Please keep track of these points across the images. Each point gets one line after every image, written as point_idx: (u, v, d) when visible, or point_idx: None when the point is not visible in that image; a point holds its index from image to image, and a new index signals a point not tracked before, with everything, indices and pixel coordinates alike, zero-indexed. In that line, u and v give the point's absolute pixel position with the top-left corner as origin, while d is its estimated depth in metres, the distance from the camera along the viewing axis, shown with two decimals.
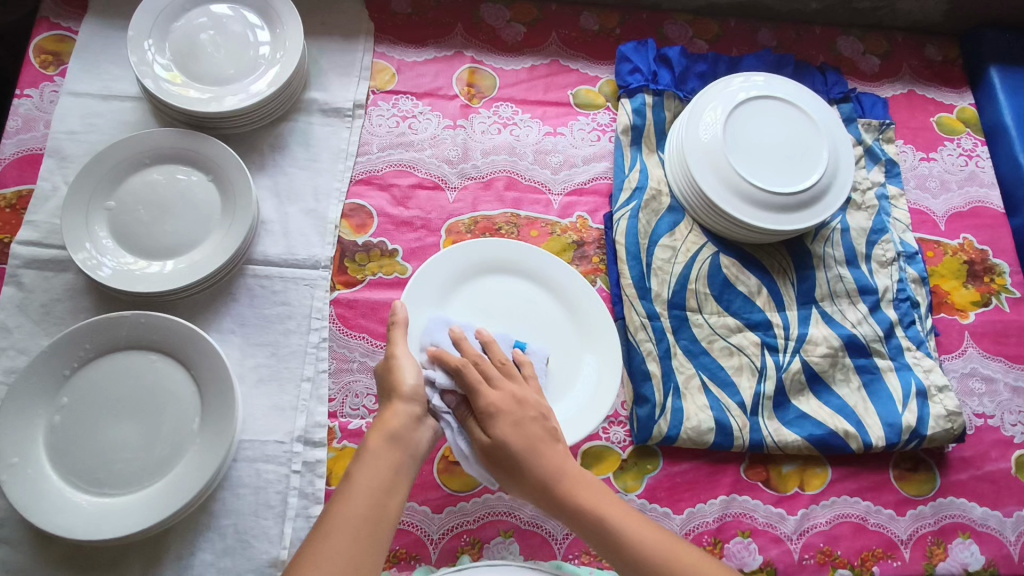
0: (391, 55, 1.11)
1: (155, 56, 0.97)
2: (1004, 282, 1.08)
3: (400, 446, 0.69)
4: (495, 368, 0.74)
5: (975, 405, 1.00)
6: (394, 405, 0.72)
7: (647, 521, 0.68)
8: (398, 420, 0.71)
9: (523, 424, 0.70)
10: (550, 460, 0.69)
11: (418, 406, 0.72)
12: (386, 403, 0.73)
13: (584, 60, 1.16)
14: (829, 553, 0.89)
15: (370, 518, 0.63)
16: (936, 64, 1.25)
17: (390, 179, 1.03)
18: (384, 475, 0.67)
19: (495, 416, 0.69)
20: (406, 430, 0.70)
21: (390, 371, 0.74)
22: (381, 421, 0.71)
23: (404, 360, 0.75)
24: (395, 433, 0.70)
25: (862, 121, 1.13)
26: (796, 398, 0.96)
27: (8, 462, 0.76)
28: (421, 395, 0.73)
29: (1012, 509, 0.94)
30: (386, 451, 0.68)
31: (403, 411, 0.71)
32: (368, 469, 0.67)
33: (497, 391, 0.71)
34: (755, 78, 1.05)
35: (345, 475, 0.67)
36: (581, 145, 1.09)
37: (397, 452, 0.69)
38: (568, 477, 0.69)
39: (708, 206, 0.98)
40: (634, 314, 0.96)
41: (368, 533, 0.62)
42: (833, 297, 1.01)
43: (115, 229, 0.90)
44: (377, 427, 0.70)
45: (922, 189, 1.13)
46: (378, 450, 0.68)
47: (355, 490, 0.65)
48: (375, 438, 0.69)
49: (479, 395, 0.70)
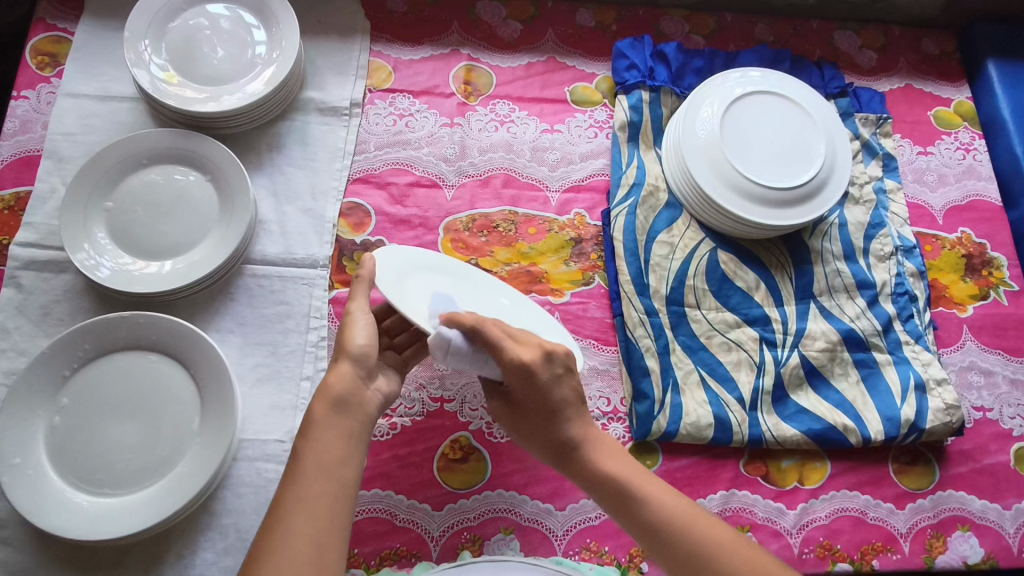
0: (387, 53, 1.11)
1: (151, 56, 0.97)
2: (1002, 275, 1.08)
3: (348, 414, 0.69)
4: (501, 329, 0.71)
5: (974, 399, 1.00)
6: (340, 367, 0.71)
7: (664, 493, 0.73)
8: (344, 385, 0.70)
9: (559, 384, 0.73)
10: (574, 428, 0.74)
11: (361, 369, 0.72)
12: (333, 364, 0.72)
13: (581, 57, 1.16)
14: (829, 547, 0.89)
15: (326, 492, 0.64)
16: (934, 57, 1.25)
17: (388, 177, 1.03)
18: (337, 446, 0.67)
19: (533, 380, 0.71)
20: (353, 395, 0.70)
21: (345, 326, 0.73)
22: (326, 386, 0.70)
23: (356, 318, 0.73)
24: (341, 399, 0.69)
25: (859, 115, 1.13)
26: (795, 393, 0.96)
27: (10, 462, 0.76)
28: (367, 357, 0.73)
29: (1012, 501, 0.94)
30: (334, 420, 0.68)
31: (348, 375, 0.71)
32: (317, 443, 0.66)
33: (524, 350, 0.71)
34: (752, 73, 1.05)
35: (296, 451, 0.66)
36: (579, 142, 1.09)
37: (344, 420, 0.69)
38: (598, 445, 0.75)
39: (705, 202, 0.98)
40: (633, 310, 0.96)
41: (325, 506, 0.63)
42: (830, 291, 1.01)
43: (113, 230, 0.90)
44: (322, 394, 0.69)
45: (921, 183, 1.13)
46: (327, 421, 0.68)
47: (307, 467, 0.64)
48: (321, 407, 0.69)
49: (504, 352, 0.69)
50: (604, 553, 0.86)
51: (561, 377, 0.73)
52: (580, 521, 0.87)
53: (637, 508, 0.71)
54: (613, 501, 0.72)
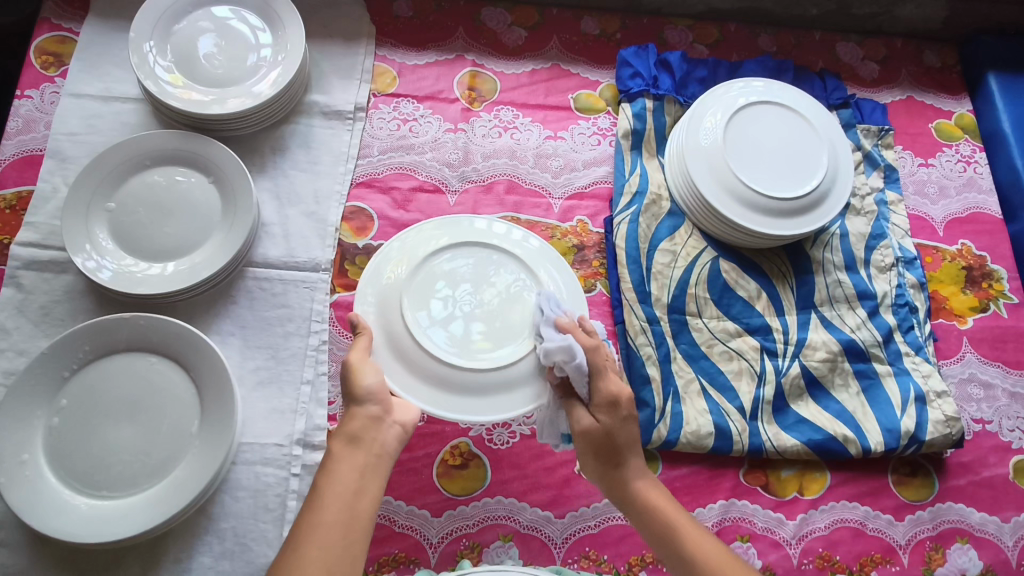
0: (392, 58, 1.11)
1: (156, 58, 0.97)
2: (1002, 288, 1.08)
3: (363, 448, 0.70)
4: (609, 360, 0.77)
5: (973, 410, 1.00)
6: (351, 410, 0.73)
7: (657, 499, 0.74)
8: (357, 423, 0.71)
9: (627, 424, 0.75)
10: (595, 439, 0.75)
11: (373, 407, 0.73)
12: (346, 410, 0.74)
13: (584, 65, 1.17)
14: (828, 558, 0.89)
15: (343, 521, 0.64)
16: (935, 70, 1.26)
17: (391, 182, 1.03)
18: (351, 479, 0.68)
19: (617, 405, 0.74)
20: (369, 430, 0.71)
21: (348, 374, 0.74)
22: (340, 427, 0.72)
23: (360, 362, 0.75)
24: (355, 435, 0.70)
25: (861, 126, 1.14)
26: (795, 403, 0.96)
27: (19, 459, 0.77)
28: (378, 395, 0.74)
29: (1010, 514, 0.94)
30: (348, 454, 0.69)
31: (360, 414, 0.72)
32: (333, 477, 0.67)
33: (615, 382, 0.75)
34: (755, 83, 1.05)
35: (314, 485, 0.68)
36: (582, 149, 1.10)
37: (360, 453, 0.70)
38: (648, 483, 0.75)
39: (707, 210, 0.98)
40: (634, 318, 0.96)
41: (342, 534, 0.64)
42: (832, 302, 1.01)
43: (115, 231, 0.90)
44: (338, 433, 0.71)
45: (921, 195, 1.13)
46: (341, 455, 0.69)
47: (324, 497, 0.66)
48: (336, 444, 0.70)
49: (604, 378, 0.74)
50: (603, 561, 0.85)
51: (629, 420, 0.75)
52: (579, 528, 0.87)
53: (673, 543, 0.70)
54: (658, 539, 0.72)
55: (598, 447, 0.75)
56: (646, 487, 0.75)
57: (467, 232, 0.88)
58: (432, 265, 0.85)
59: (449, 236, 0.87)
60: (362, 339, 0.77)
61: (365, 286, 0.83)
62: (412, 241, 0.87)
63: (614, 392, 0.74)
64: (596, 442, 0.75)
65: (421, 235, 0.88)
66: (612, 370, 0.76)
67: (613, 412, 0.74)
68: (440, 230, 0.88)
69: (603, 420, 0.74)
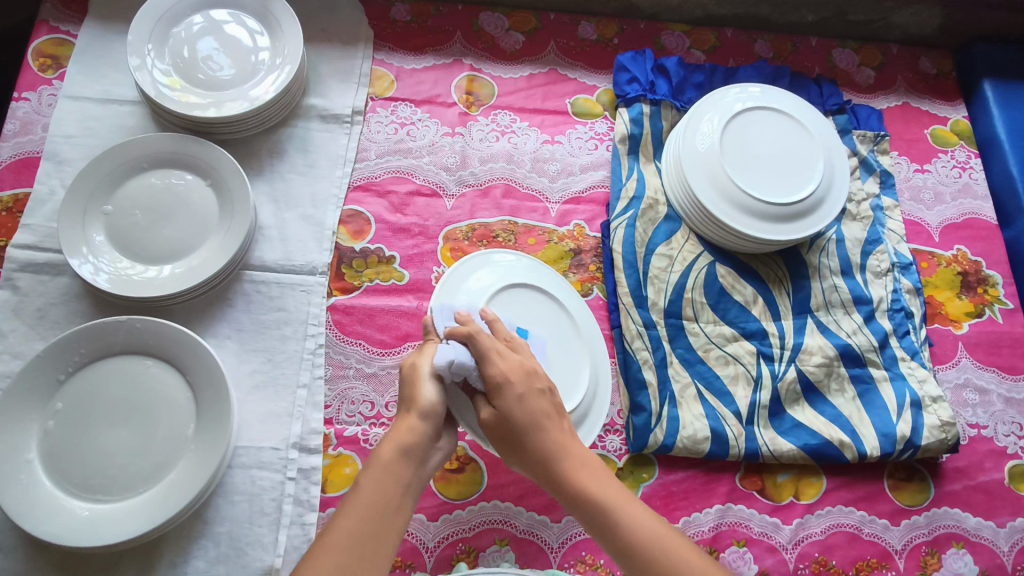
0: (389, 62, 1.11)
1: (154, 61, 0.97)
2: (997, 293, 1.09)
3: (411, 464, 0.68)
4: (501, 343, 0.75)
5: (969, 416, 1.00)
6: (409, 419, 0.70)
7: (597, 477, 0.69)
8: (413, 436, 0.69)
9: (526, 399, 0.70)
10: (519, 425, 0.69)
11: (431, 425, 0.71)
12: (402, 417, 0.71)
13: (582, 69, 1.17)
14: (823, 563, 0.89)
15: (374, 536, 0.63)
16: (930, 76, 1.26)
17: (388, 185, 1.03)
18: (392, 494, 0.66)
19: (504, 388, 0.70)
20: (422, 448, 0.69)
21: (413, 382, 0.72)
22: (393, 434, 0.70)
23: (428, 373, 0.72)
24: (408, 449, 0.68)
25: (857, 132, 1.14)
26: (791, 408, 0.96)
27: (25, 458, 0.78)
28: (437, 415, 0.72)
29: (1006, 519, 0.94)
30: (397, 466, 0.67)
31: (418, 428, 0.70)
32: (379, 484, 0.66)
33: (503, 362, 0.71)
34: (751, 88, 1.06)
35: (355, 485, 0.66)
36: (579, 154, 1.10)
37: (407, 469, 0.68)
38: (583, 469, 0.69)
39: (703, 214, 0.98)
40: (630, 322, 0.96)
41: (371, 552, 0.62)
42: (828, 306, 1.02)
43: (112, 233, 0.90)
44: (391, 440, 0.69)
45: (917, 200, 1.14)
46: (390, 466, 0.67)
47: (363, 505, 0.64)
48: (388, 451, 0.68)
49: (490, 362, 0.70)
50: (599, 566, 0.85)
51: (538, 391, 0.71)
52: (576, 533, 0.87)
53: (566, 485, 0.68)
54: (596, 529, 0.66)
55: (500, 431, 0.70)
56: (578, 472, 0.68)
57: (542, 278, 0.92)
58: (509, 292, 0.88)
59: (532, 271, 0.92)
60: (430, 344, 0.76)
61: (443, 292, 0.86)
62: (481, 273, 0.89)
63: (506, 370, 0.71)
64: (498, 426, 0.70)
65: (503, 262, 0.91)
66: (504, 353, 0.72)
67: (502, 394, 0.70)
68: (524, 263, 0.92)
69: (499, 405, 0.70)
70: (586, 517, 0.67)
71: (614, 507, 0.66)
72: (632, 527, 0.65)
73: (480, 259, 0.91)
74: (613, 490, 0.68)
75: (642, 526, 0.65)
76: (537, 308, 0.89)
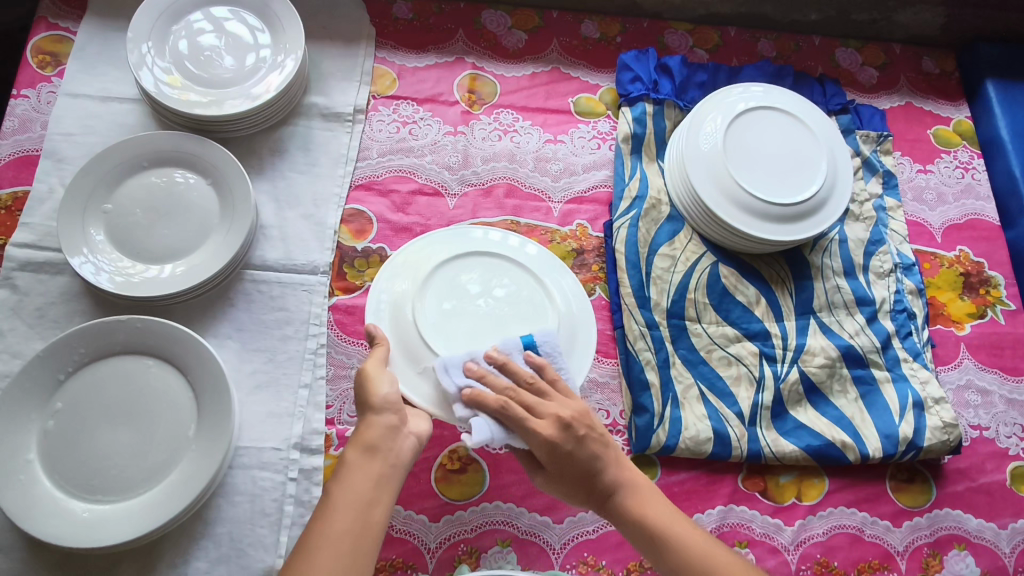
0: (391, 60, 1.11)
1: (154, 59, 0.96)
2: (1000, 294, 1.09)
3: (379, 457, 0.68)
4: (530, 392, 0.72)
5: (971, 417, 1.00)
6: (368, 417, 0.70)
7: (641, 499, 0.71)
8: (374, 431, 0.69)
9: (575, 454, 0.70)
10: (574, 466, 0.71)
11: (392, 415, 0.70)
12: (362, 419, 0.71)
13: (584, 68, 1.16)
14: (825, 564, 0.89)
15: (351, 533, 0.62)
16: (933, 76, 1.26)
17: (390, 184, 1.03)
18: (364, 489, 0.65)
19: (552, 449, 0.70)
20: (386, 439, 0.69)
21: (364, 383, 0.72)
22: (355, 435, 0.69)
23: (376, 371, 0.73)
24: (373, 444, 0.68)
25: (860, 132, 1.14)
26: (794, 409, 0.96)
27: (25, 458, 0.77)
28: (393, 405, 0.71)
29: (1007, 520, 0.94)
30: (364, 463, 0.67)
31: (377, 422, 0.69)
32: (346, 484, 0.65)
33: (543, 424, 0.70)
34: (754, 88, 1.05)
35: (326, 491, 0.66)
36: (582, 153, 1.09)
37: (375, 463, 0.67)
38: (628, 493, 0.71)
39: (706, 214, 0.98)
40: (633, 323, 0.96)
41: (350, 550, 0.61)
42: (830, 307, 1.02)
43: (112, 232, 0.89)
44: (354, 441, 0.69)
45: (920, 201, 1.14)
46: (357, 464, 0.67)
47: (336, 506, 0.63)
48: (352, 452, 0.68)
49: (529, 431, 0.70)
50: (601, 567, 0.85)
51: (584, 439, 0.71)
52: (578, 534, 0.86)
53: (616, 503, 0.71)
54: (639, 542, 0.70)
55: (558, 483, 0.73)
56: (622, 497, 0.71)
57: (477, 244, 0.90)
58: (451, 265, 0.86)
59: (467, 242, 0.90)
60: (380, 350, 0.76)
61: (377, 307, 0.85)
62: (421, 258, 0.88)
63: (548, 436, 0.70)
64: (557, 481, 0.73)
65: (440, 245, 0.90)
66: (535, 407, 0.71)
67: (554, 459, 0.70)
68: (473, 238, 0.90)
69: (553, 464, 0.71)
70: (640, 541, 0.70)
71: (665, 531, 0.69)
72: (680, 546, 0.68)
73: (422, 245, 0.90)
74: (660, 508, 0.71)
75: (689, 546, 0.68)
76: (477, 270, 0.87)
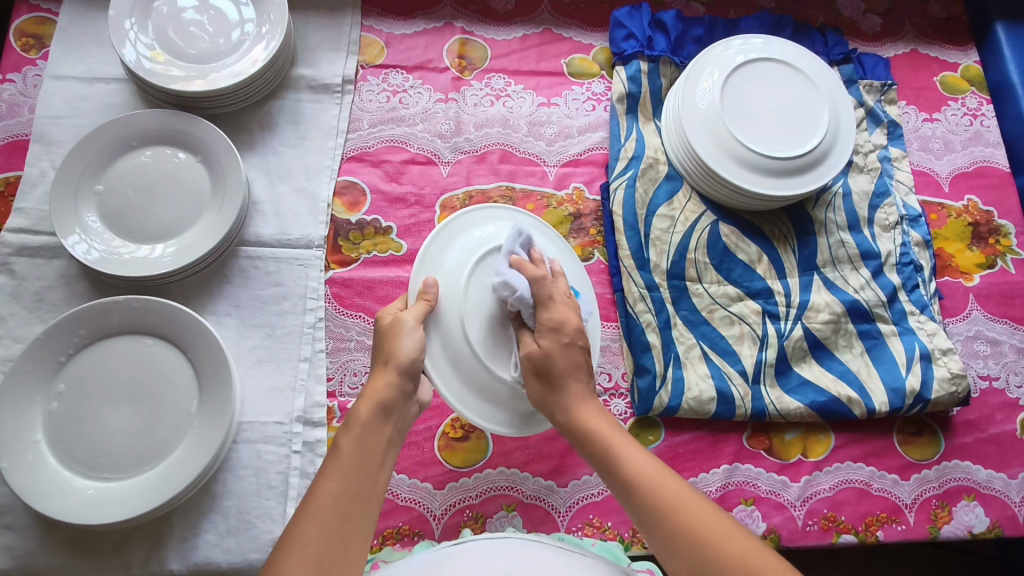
0: (379, 28, 1.09)
1: (137, 35, 0.95)
2: (1010, 243, 1.06)
3: (391, 422, 0.68)
4: (556, 287, 0.74)
5: (980, 367, 0.99)
6: (385, 374, 0.69)
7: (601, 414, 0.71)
8: (390, 392, 0.69)
9: (569, 350, 0.71)
10: (558, 360, 0.71)
11: (407, 381, 0.70)
12: (376, 371, 0.70)
13: (577, 28, 1.13)
14: (833, 519, 0.89)
15: (359, 494, 0.62)
16: (940, 21, 1.22)
17: (382, 155, 1.01)
18: (375, 452, 0.66)
19: (558, 330, 0.71)
20: (398, 405, 0.69)
21: (391, 337, 0.71)
22: (369, 391, 0.69)
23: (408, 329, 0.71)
24: (388, 407, 0.68)
25: (863, 82, 1.10)
26: (798, 365, 0.95)
27: (33, 438, 0.78)
28: (414, 369, 0.71)
29: (1018, 470, 0.93)
30: (377, 425, 0.67)
31: (395, 384, 0.69)
32: (359, 443, 0.65)
33: (559, 310, 0.72)
34: (753, 40, 1.02)
35: (336, 446, 0.65)
36: (576, 115, 1.07)
37: (386, 426, 0.68)
38: (589, 407, 0.71)
39: (706, 172, 0.96)
40: (633, 286, 0.95)
41: (358, 510, 0.61)
42: (834, 263, 1.00)
43: (105, 213, 0.89)
44: (368, 396, 0.68)
45: (926, 150, 1.11)
46: (370, 424, 0.67)
47: (346, 466, 0.63)
48: (367, 410, 0.67)
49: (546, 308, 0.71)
50: (607, 529, 0.86)
51: (571, 347, 0.71)
52: (582, 497, 0.87)
53: (615, 463, 0.66)
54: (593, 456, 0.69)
55: (535, 369, 0.71)
56: (585, 409, 0.71)
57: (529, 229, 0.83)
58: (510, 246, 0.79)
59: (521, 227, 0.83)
60: (421, 304, 0.74)
61: (428, 258, 0.79)
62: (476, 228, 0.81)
63: (560, 318, 0.71)
64: (534, 364, 0.71)
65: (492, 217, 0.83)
66: (561, 300, 0.73)
67: (553, 338, 0.71)
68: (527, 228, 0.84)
69: (541, 343, 0.71)
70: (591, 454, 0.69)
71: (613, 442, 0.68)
72: (678, 516, 0.60)
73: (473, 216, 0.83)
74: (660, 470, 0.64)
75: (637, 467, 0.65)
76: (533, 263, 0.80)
